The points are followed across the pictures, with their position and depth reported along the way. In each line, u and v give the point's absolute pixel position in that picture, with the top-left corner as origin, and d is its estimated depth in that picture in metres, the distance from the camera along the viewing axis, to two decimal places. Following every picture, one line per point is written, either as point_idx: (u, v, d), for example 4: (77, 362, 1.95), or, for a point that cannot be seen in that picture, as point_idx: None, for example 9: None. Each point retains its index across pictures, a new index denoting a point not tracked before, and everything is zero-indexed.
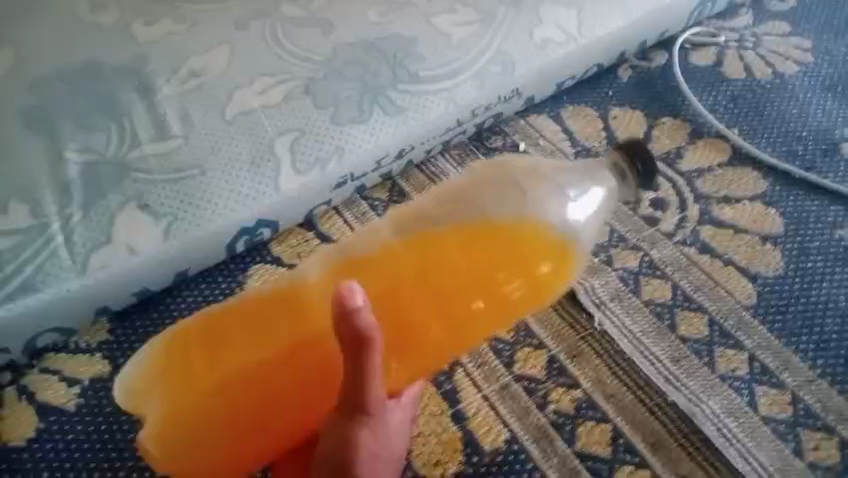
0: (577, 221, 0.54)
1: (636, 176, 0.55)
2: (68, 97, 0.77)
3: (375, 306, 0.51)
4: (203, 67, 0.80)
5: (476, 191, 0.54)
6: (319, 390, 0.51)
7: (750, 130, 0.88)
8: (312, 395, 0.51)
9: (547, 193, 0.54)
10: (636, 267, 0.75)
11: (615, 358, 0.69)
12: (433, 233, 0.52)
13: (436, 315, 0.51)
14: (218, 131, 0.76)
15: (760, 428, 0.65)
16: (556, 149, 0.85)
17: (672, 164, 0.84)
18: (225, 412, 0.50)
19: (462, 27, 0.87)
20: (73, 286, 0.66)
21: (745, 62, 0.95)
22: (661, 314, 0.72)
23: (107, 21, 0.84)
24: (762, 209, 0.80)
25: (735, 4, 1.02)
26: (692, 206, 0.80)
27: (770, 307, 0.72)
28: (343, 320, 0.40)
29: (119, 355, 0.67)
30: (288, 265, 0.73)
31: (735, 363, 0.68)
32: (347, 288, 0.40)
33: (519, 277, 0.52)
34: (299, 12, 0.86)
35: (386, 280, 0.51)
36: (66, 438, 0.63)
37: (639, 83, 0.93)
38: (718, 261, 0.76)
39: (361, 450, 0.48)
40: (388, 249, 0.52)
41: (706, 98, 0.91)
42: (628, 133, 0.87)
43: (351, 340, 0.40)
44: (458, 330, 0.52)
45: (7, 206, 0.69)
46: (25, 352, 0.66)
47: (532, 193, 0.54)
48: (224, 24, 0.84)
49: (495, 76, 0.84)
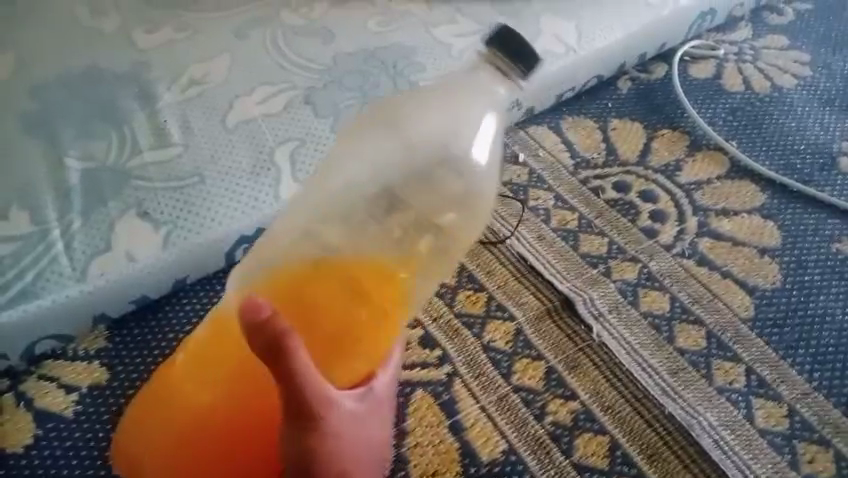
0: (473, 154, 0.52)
1: (515, 69, 0.51)
2: (69, 103, 0.77)
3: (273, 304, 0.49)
4: (204, 75, 0.81)
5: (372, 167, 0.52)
6: (263, 397, 0.51)
7: (749, 143, 0.88)
8: (260, 404, 0.51)
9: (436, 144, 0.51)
10: (634, 279, 0.75)
11: (613, 370, 0.69)
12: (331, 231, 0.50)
13: (347, 296, 0.49)
14: (218, 139, 0.76)
15: (757, 440, 0.65)
16: (556, 160, 0.85)
17: (671, 176, 0.85)
18: (195, 436, 0.52)
19: (462, 37, 0.88)
20: (72, 293, 0.66)
21: (743, 75, 0.96)
22: (660, 326, 0.72)
23: (109, 28, 0.84)
24: (759, 222, 0.81)
25: (734, 17, 1.03)
26: (690, 218, 0.81)
27: (768, 320, 0.73)
28: (255, 332, 0.44)
29: (117, 363, 0.67)
30: None
31: (732, 375, 0.69)
32: (254, 303, 0.44)
33: (427, 232, 0.51)
34: (301, 21, 0.87)
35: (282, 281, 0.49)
36: (63, 445, 0.63)
37: (639, 94, 0.93)
38: (716, 273, 0.76)
39: (321, 452, 0.49)
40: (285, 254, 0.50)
41: (704, 110, 0.92)
42: (628, 144, 0.88)
43: (268, 349, 0.44)
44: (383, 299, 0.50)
45: (8, 212, 0.69)
46: (23, 358, 0.66)
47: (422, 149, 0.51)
48: (225, 33, 0.85)
49: None
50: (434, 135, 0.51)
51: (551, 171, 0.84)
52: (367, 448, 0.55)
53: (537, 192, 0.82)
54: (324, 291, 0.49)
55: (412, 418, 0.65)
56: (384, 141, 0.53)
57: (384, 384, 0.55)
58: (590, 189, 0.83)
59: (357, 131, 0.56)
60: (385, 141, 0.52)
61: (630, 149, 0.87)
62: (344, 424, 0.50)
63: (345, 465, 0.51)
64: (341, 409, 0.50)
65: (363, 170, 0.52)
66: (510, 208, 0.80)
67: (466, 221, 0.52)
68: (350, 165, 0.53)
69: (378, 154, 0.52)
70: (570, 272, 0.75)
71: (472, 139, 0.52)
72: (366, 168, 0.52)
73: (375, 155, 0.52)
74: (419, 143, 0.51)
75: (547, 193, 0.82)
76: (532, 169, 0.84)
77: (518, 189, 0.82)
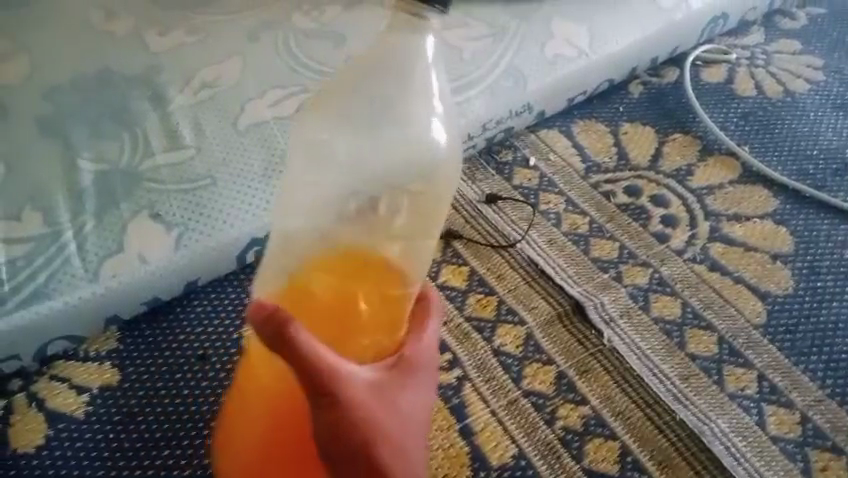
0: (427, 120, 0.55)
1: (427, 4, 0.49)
2: (82, 105, 0.77)
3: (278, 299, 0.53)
4: (215, 78, 0.81)
5: (340, 158, 0.55)
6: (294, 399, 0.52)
7: (761, 147, 0.88)
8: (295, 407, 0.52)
9: (391, 122, 0.54)
10: (645, 284, 0.75)
11: (624, 375, 0.68)
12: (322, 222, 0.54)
13: (342, 278, 0.53)
14: (230, 142, 0.76)
15: (769, 448, 0.64)
16: (566, 164, 0.85)
17: (683, 181, 0.84)
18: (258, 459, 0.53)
19: (474, 41, 0.88)
20: (84, 293, 0.66)
21: (756, 79, 0.95)
22: (671, 332, 0.71)
23: (122, 31, 0.84)
24: (772, 227, 0.80)
25: (746, 21, 1.03)
26: (702, 223, 0.80)
27: (780, 326, 0.72)
28: (260, 326, 0.47)
29: (128, 364, 0.68)
30: None
31: (744, 381, 0.68)
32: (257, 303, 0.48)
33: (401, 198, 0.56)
34: (312, 24, 0.87)
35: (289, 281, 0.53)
36: (75, 445, 0.63)
37: (650, 98, 0.93)
38: (728, 278, 0.76)
39: (359, 436, 0.49)
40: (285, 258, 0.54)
41: (716, 115, 0.91)
42: (639, 148, 0.87)
43: (275, 339, 0.46)
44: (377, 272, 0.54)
45: (20, 213, 0.69)
46: (35, 359, 0.67)
47: (382, 132, 0.54)
48: (237, 36, 0.85)
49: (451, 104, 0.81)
50: (383, 119, 0.54)
51: (561, 175, 0.84)
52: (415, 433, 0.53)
53: (548, 196, 0.82)
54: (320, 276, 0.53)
55: None
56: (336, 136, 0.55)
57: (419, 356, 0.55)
58: (601, 194, 0.82)
59: (301, 126, 0.58)
60: (340, 135, 0.55)
61: (641, 154, 0.87)
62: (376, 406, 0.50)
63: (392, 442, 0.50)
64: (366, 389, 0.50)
65: (325, 167, 0.55)
66: (521, 211, 0.80)
67: (438, 185, 0.57)
68: (314, 164, 0.56)
69: (340, 142, 0.55)
70: (581, 277, 0.75)
71: (420, 113, 0.55)
72: (329, 166, 0.55)
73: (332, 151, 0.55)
74: (373, 130, 0.55)
75: (558, 197, 0.82)
76: (543, 173, 0.84)
77: (528, 193, 0.82)
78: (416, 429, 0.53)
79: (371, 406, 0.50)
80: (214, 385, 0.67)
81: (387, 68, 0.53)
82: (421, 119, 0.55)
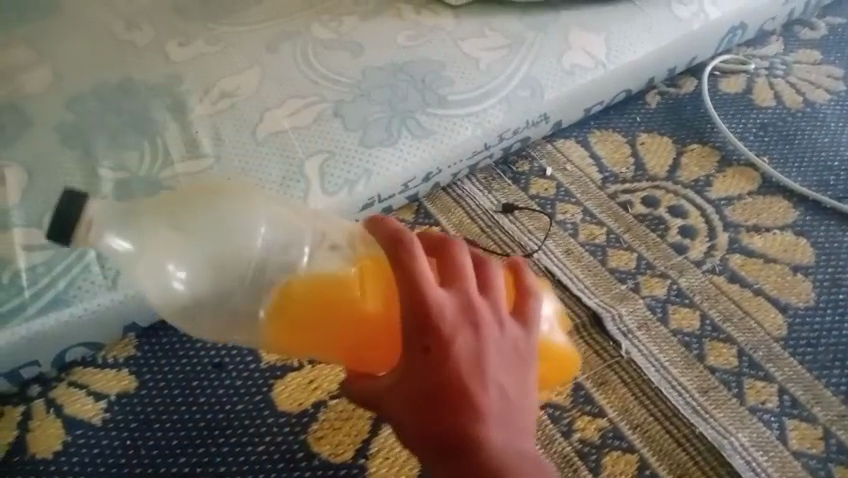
0: (226, 214, 0.55)
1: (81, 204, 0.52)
2: (102, 114, 0.78)
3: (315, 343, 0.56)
4: (235, 88, 0.81)
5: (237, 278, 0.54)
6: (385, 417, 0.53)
7: (781, 158, 0.87)
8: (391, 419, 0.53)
9: (218, 235, 0.54)
10: (663, 295, 0.74)
11: (642, 387, 0.68)
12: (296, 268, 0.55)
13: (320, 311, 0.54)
14: (249, 150, 0.76)
15: (791, 463, 0.63)
16: (583, 174, 0.85)
17: (701, 192, 0.84)
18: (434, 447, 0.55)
19: (491, 51, 0.87)
20: (103, 301, 0.67)
21: (775, 90, 0.95)
22: (689, 344, 0.71)
23: (144, 41, 0.85)
24: (792, 238, 0.79)
25: (765, 31, 1.02)
26: (721, 234, 0.79)
27: (801, 339, 0.71)
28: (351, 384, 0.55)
29: (146, 371, 0.69)
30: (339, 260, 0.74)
31: (764, 395, 0.67)
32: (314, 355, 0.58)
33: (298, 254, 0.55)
34: (330, 35, 0.87)
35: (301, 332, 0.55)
36: (92, 452, 0.64)
37: (667, 109, 0.93)
38: (747, 290, 0.75)
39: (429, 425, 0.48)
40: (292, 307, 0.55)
41: (734, 125, 0.91)
42: (656, 159, 0.87)
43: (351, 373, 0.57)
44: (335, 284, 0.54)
45: (41, 220, 0.70)
46: (53, 365, 0.68)
47: (226, 240, 0.54)
48: (256, 46, 0.85)
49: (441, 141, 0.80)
50: (211, 232, 0.54)
51: (578, 185, 0.84)
52: (479, 376, 0.48)
53: (565, 206, 0.82)
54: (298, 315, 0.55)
55: None
56: (212, 263, 0.54)
57: (414, 324, 0.48)
58: (619, 204, 0.82)
59: (190, 303, 0.54)
60: (214, 267, 0.54)
61: (659, 164, 0.86)
62: (419, 398, 0.48)
63: (454, 410, 0.47)
64: (400, 391, 0.49)
65: (233, 285, 0.54)
66: (538, 220, 0.80)
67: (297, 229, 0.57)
68: (228, 293, 0.54)
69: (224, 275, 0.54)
70: (599, 288, 0.75)
71: (219, 214, 0.54)
72: (227, 283, 0.54)
73: (222, 269, 0.54)
74: (211, 235, 0.54)
75: (575, 207, 0.82)
76: (560, 184, 0.84)
77: (545, 203, 0.82)
78: (475, 373, 0.48)
79: (414, 400, 0.48)
80: (231, 393, 0.68)
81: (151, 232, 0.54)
82: (227, 213, 0.55)
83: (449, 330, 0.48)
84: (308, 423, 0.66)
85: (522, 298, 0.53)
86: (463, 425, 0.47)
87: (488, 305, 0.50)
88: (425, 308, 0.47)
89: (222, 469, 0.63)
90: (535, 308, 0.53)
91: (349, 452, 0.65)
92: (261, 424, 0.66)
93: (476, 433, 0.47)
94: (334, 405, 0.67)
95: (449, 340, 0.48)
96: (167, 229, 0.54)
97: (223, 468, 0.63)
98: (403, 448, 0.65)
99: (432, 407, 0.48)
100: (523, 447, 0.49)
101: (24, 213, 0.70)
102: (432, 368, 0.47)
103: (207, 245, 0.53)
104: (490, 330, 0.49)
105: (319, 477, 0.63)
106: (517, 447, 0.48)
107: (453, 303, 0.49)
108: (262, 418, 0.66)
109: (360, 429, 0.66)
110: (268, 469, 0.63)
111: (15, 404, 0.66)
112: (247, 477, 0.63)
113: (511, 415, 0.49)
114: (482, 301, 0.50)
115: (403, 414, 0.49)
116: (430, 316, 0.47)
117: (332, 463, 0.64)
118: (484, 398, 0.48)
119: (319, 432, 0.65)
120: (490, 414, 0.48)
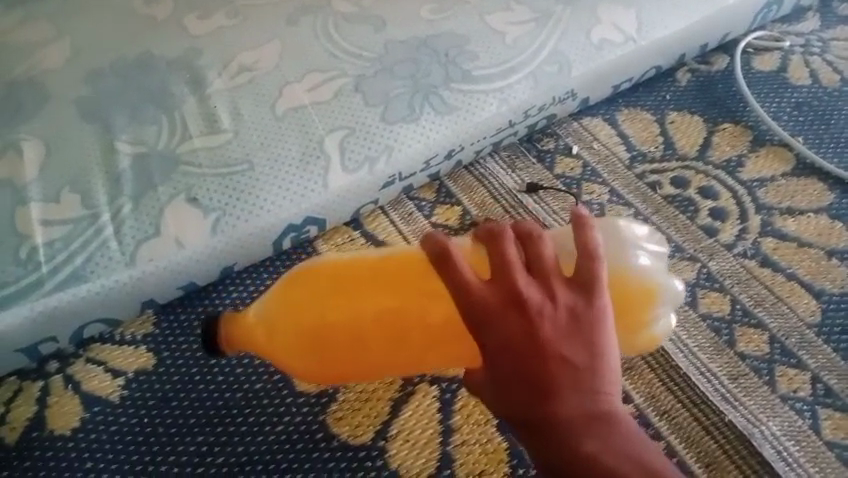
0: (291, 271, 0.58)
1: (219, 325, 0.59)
2: (120, 89, 0.76)
3: (394, 339, 0.55)
4: (254, 62, 0.80)
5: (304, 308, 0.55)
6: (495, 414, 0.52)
7: (816, 139, 0.84)
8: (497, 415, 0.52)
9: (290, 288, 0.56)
10: (692, 279, 0.72)
11: (670, 373, 0.66)
12: (342, 274, 0.56)
13: (382, 315, 0.54)
14: (268, 126, 0.75)
15: (824, 453, 0.62)
16: (611, 153, 0.83)
17: (733, 173, 0.81)
18: None
19: (517, 26, 0.84)
20: (121, 277, 0.66)
21: (810, 68, 0.91)
22: (719, 329, 0.69)
23: (161, 14, 0.83)
24: (827, 222, 0.77)
25: (801, 7, 0.98)
26: (753, 217, 0.77)
27: (836, 326, 0.69)
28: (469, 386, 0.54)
29: (164, 349, 0.68)
30: (370, 234, 0.76)
31: (796, 383, 0.65)
32: (391, 349, 0.56)
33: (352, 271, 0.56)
34: (352, 8, 0.85)
35: (370, 333, 0.55)
36: (110, 429, 0.64)
37: (698, 87, 0.90)
38: (780, 275, 0.72)
39: (508, 412, 0.47)
40: (348, 309, 0.54)
41: (769, 105, 0.87)
42: (686, 137, 0.84)
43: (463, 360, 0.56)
44: (376, 291, 0.55)
45: (59, 195, 0.68)
46: (71, 342, 0.67)
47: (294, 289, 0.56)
48: (276, 19, 0.83)
49: (464, 118, 0.78)
50: (291, 288, 0.56)
51: (605, 165, 0.82)
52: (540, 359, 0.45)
53: (591, 186, 0.80)
54: (358, 317, 0.54)
55: (459, 416, 0.65)
56: (291, 309, 0.55)
57: (472, 324, 0.47)
58: (647, 185, 0.80)
59: (286, 345, 0.56)
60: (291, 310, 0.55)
61: (689, 143, 0.84)
62: (495, 390, 0.47)
63: (523, 395, 0.46)
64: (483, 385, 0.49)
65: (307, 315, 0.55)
66: (563, 201, 0.78)
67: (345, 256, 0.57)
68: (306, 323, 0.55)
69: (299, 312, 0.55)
70: None
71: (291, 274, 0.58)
72: (304, 315, 0.55)
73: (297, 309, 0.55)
74: (286, 289, 0.56)
75: (602, 187, 0.80)
76: (586, 163, 0.82)
77: (570, 183, 0.80)
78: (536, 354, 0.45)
79: (494, 393, 0.48)
80: (249, 372, 0.67)
81: (263, 307, 0.58)
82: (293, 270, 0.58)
83: (496, 317, 0.46)
84: (327, 404, 0.65)
85: (585, 263, 0.47)
86: (529, 404, 0.45)
87: (538, 280, 0.47)
88: (470, 305, 0.46)
89: (239, 449, 0.63)
90: (598, 268, 0.47)
91: (368, 434, 0.64)
92: (279, 404, 0.65)
93: (542, 407, 0.45)
94: (353, 386, 0.66)
95: (500, 329, 0.46)
96: (270, 297, 0.58)
97: (241, 448, 0.63)
98: (423, 430, 0.64)
99: (506, 397, 0.47)
100: (600, 410, 0.45)
101: (41, 187, 0.69)
102: (494, 360, 0.46)
103: (284, 297, 0.56)
104: (541, 305, 0.46)
105: (338, 459, 0.62)
106: (591, 411, 0.45)
107: (496, 289, 0.46)
108: (280, 398, 0.65)
109: (380, 410, 0.65)
110: (285, 449, 0.63)
111: (34, 379, 0.66)
112: (264, 457, 0.63)
113: (582, 383, 0.45)
114: (530, 278, 0.47)
115: (492, 404, 0.49)
116: (478, 316, 0.46)
117: (350, 445, 0.63)
118: (545, 375, 0.45)
119: (338, 413, 0.65)
120: (556, 389, 0.45)
